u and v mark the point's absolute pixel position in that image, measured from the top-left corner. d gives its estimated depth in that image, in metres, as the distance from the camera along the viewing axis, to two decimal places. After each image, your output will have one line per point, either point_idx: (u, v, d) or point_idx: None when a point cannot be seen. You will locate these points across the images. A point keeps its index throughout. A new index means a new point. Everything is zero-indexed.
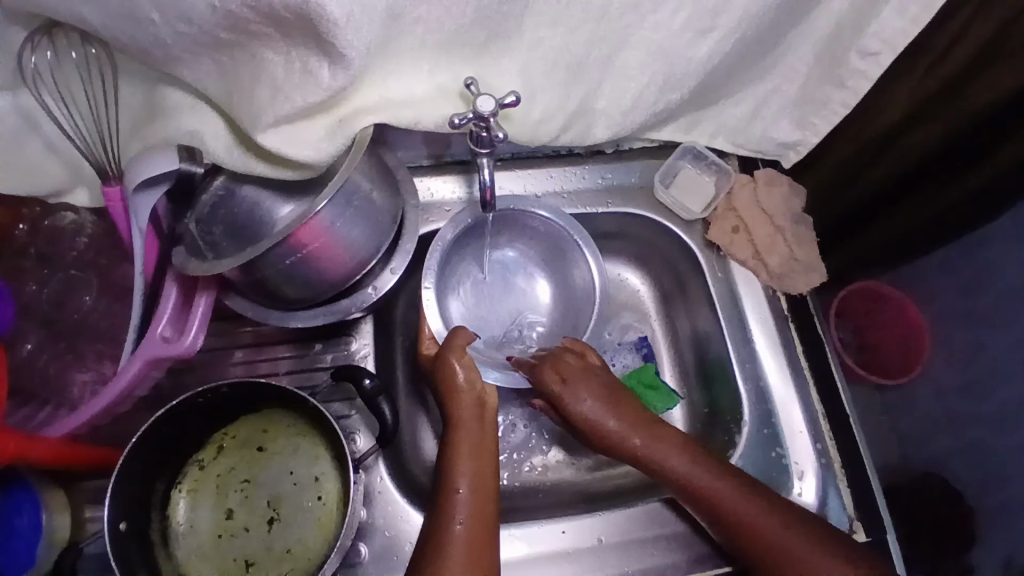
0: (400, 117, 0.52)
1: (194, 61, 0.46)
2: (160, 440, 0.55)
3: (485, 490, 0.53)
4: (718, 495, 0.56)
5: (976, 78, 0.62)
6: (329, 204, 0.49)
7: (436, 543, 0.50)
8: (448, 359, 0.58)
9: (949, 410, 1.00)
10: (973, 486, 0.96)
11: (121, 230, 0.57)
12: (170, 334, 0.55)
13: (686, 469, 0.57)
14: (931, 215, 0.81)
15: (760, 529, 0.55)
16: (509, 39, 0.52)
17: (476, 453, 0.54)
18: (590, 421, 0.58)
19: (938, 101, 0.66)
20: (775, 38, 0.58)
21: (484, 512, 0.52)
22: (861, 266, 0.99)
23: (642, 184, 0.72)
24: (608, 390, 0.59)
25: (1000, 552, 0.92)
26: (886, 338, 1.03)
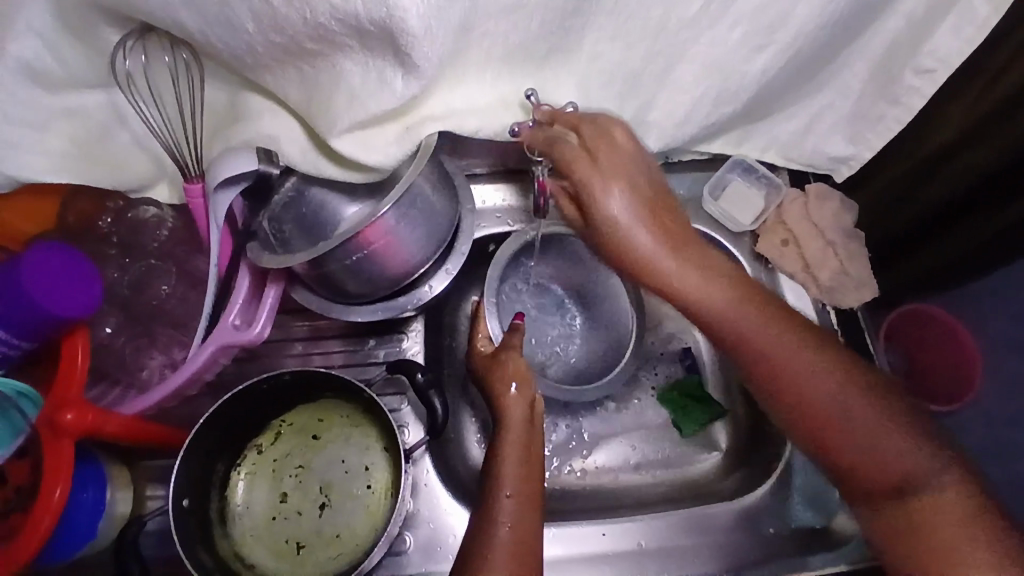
0: (462, 126, 0.54)
1: (279, 69, 0.50)
2: (224, 422, 0.58)
3: (531, 495, 0.54)
4: (808, 385, 0.56)
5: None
6: (394, 207, 0.51)
7: (483, 547, 0.51)
8: (510, 360, 0.61)
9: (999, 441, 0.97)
10: None
11: (199, 224, 0.61)
12: (240, 322, 0.59)
13: (781, 349, 0.56)
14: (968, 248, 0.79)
15: (859, 426, 0.55)
16: (569, 52, 0.55)
17: (525, 457, 0.56)
18: (609, 215, 0.57)
19: (995, 120, 0.65)
20: (830, 55, 0.59)
21: (527, 517, 0.53)
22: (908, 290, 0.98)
23: (691, 196, 0.73)
24: (632, 181, 0.56)
25: None
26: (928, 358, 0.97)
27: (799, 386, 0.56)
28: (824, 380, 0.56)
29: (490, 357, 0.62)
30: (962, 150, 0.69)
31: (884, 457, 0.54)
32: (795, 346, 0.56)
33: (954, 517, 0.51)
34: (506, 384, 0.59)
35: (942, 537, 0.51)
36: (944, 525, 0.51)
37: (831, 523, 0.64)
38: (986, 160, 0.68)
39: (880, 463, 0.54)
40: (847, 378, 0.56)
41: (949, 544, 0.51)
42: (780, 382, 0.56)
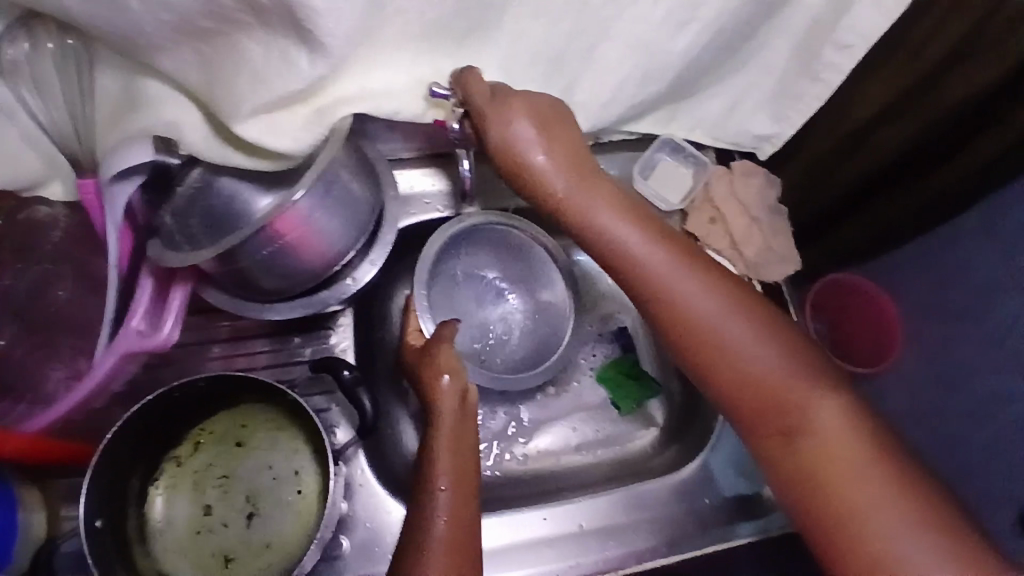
0: (380, 108, 0.51)
1: (173, 49, 0.45)
2: (135, 435, 0.54)
3: (466, 486, 0.53)
4: (701, 321, 0.52)
5: (945, 78, 0.66)
6: (307, 195, 0.47)
7: (419, 544, 0.50)
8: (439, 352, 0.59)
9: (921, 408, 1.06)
10: None
11: (95, 221, 0.55)
12: (146, 327, 0.54)
13: (677, 279, 0.53)
14: (896, 220, 0.85)
15: (752, 362, 0.51)
16: (491, 30, 0.52)
17: (458, 448, 0.55)
18: (514, 150, 0.53)
19: (914, 94, 0.69)
20: (752, 33, 0.59)
21: (464, 511, 0.52)
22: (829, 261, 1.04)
23: (621, 176, 0.73)
24: (538, 113, 0.52)
25: None
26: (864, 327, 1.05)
27: (686, 322, 0.52)
28: (721, 316, 0.52)
29: (421, 350, 0.61)
30: (882, 124, 0.73)
31: (778, 396, 0.50)
32: (692, 279, 0.53)
33: (841, 460, 0.48)
34: (438, 375, 0.58)
35: (829, 480, 0.48)
36: (834, 467, 0.48)
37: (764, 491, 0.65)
38: (903, 133, 0.73)
39: (768, 402, 0.50)
40: (743, 316, 0.52)
41: (835, 486, 0.47)
42: (674, 318, 0.53)
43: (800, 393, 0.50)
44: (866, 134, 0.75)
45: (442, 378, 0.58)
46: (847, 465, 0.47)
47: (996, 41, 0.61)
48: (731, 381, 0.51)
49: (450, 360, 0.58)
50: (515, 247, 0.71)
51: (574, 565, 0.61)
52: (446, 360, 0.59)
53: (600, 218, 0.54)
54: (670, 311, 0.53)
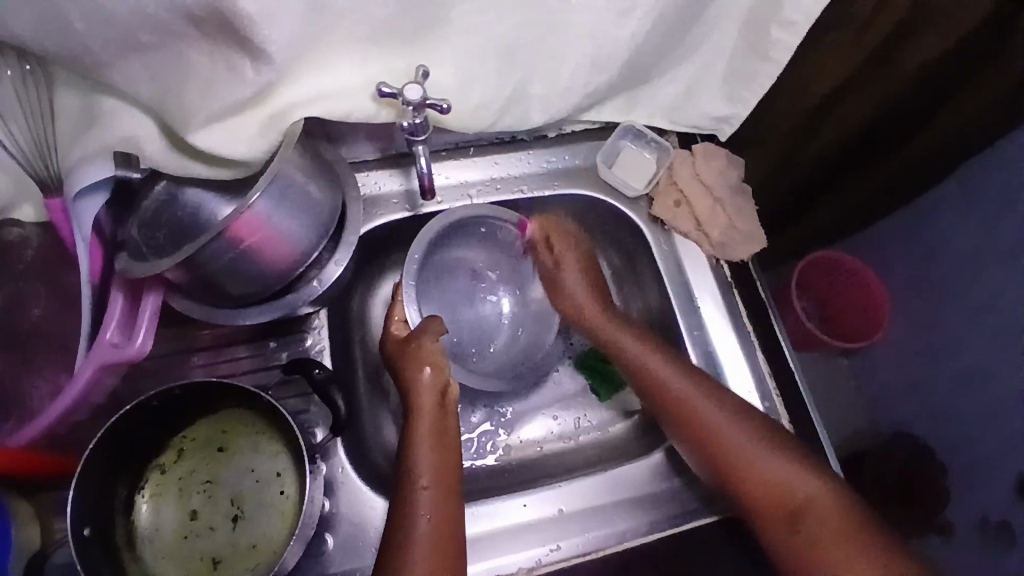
0: (331, 110, 0.53)
1: (124, 66, 0.46)
2: (117, 445, 0.55)
3: (448, 482, 0.55)
4: (695, 400, 0.62)
5: (901, 46, 0.66)
6: (263, 196, 0.49)
7: (400, 540, 0.52)
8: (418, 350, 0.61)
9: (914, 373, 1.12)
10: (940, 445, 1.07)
11: (66, 238, 0.56)
12: (119, 339, 0.54)
13: (689, 389, 0.62)
14: (872, 189, 0.88)
15: (761, 463, 0.59)
16: (438, 28, 0.53)
17: (438, 448, 0.57)
18: (557, 279, 0.73)
19: (873, 63, 0.68)
20: (697, 15, 0.60)
21: (445, 508, 0.54)
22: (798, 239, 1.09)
23: (586, 166, 0.74)
24: (583, 261, 0.72)
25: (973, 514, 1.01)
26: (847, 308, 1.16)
27: (700, 425, 0.61)
28: (726, 421, 0.61)
29: (404, 339, 0.62)
30: (846, 96, 0.74)
31: (759, 462, 0.59)
32: (699, 386, 0.62)
33: (836, 529, 0.56)
34: (420, 367, 0.60)
35: (823, 549, 0.56)
36: (814, 518, 0.57)
37: None
38: (865, 104, 0.74)
39: (773, 486, 0.59)
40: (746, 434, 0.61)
41: (811, 533, 0.57)
42: (673, 404, 0.63)
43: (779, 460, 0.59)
44: (828, 107, 0.75)
45: (423, 372, 0.60)
46: (839, 533, 0.56)
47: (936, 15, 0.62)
48: (728, 453, 0.60)
49: (432, 358, 0.60)
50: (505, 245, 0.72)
51: (556, 548, 0.61)
52: (426, 358, 0.60)
53: (629, 353, 0.67)
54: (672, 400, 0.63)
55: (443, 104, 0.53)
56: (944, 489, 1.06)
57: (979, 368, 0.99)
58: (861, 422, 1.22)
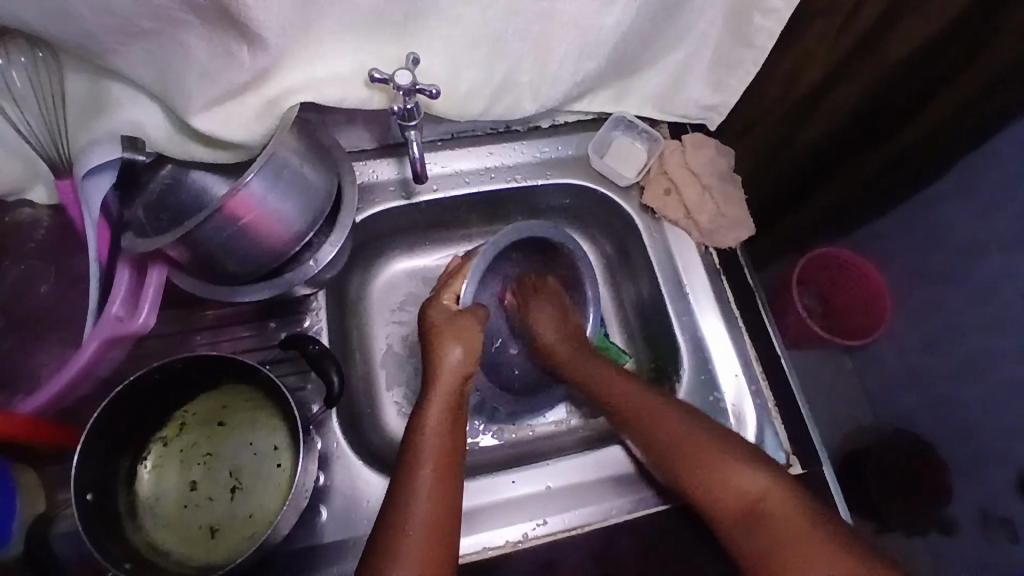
0: (325, 96, 0.56)
1: (127, 53, 0.48)
2: (121, 417, 0.57)
3: (450, 469, 0.55)
4: (652, 413, 0.61)
5: (891, 34, 0.67)
6: (258, 176, 0.51)
7: (401, 487, 0.53)
8: (452, 320, 0.63)
9: (915, 365, 1.14)
10: (943, 440, 1.12)
11: (76, 220, 0.59)
12: (124, 313, 0.57)
13: (648, 401, 0.62)
14: (873, 174, 0.90)
15: (724, 466, 0.56)
16: (428, 18, 0.55)
17: (443, 437, 0.56)
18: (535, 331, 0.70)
19: (862, 50, 0.70)
20: (680, 4, 0.61)
21: (449, 462, 0.55)
22: (802, 237, 1.11)
23: (578, 155, 0.76)
24: (558, 308, 0.70)
25: (977, 505, 1.07)
26: (851, 302, 1.16)
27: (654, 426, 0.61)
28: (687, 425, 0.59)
29: (448, 314, 0.64)
30: (840, 83, 0.74)
31: (716, 467, 0.56)
32: (655, 398, 0.63)
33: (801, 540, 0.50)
34: (445, 346, 0.61)
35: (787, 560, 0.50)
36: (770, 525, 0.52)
37: None
38: (856, 91, 0.75)
39: (735, 497, 0.54)
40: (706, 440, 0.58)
41: (770, 539, 0.52)
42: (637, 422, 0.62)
43: (729, 466, 0.56)
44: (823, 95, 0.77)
45: (449, 351, 0.61)
46: (807, 542, 0.50)
47: (920, 5, 0.63)
48: (684, 465, 0.58)
49: (464, 329, 0.62)
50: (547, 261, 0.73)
51: (543, 523, 0.62)
52: (459, 327, 0.62)
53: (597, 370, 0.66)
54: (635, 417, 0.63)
55: (433, 88, 0.55)
56: (946, 481, 1.11)
57: (980, 359, 1.01)
58: (865, 416, 1.26)
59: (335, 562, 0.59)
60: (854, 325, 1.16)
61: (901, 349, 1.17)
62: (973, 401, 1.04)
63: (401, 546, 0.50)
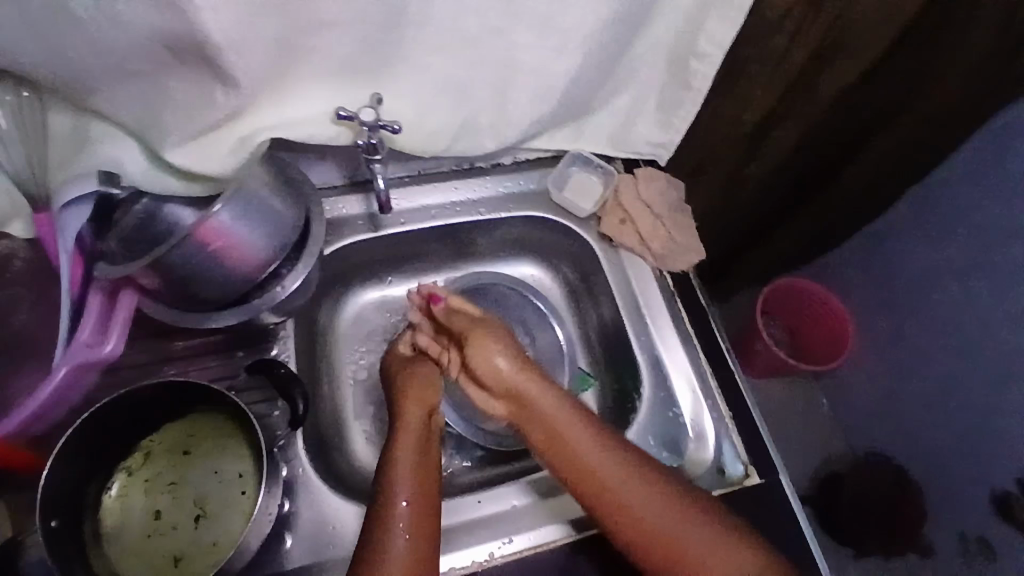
0: (296, 133, 0.60)
1: (111, 94, 0.52)
2: (83, 447, 0.57)
3: (425, 528, 0.55)
4: (607, 477, 0.58)
5: (823, 71, 0.72)
6: (227, 206, 0.54)
7: (374, 551, 0.53)
8: (414, 384, 0.65)
9: (884, 394, 1.17)
10: (916, 467, 1.14)
11: (50, 251, 0.61)
12: (93, 340, 0.59)
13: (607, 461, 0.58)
14: (820, 207, 0.96)
15: (683, 537, 0.56)
16: (393, 63, 0.60)
17: (419, 493, 0.56)
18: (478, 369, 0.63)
19: (795, 91, 0.76)
20: (624, 49, 0.67)
21: (422, 522, 0.55)
22: (761, 271, 1.17)
23: (539, 189, 0.80)
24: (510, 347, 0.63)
25: (954, 531, 1.09)
26: (813, 333, 1.19)
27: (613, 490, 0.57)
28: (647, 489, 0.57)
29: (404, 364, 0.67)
30: (778, 123, 0.80)
31: (673, 534, 0.56)
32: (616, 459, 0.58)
33: None
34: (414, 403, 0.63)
35: None
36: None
37: (684, 461, 0.69)
38: (796, 129, 0.81)
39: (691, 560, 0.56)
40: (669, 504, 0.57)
41: None
42: (578, 474, 0.58)
43: (696, 532, 0.56)
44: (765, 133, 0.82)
45: (416, 408, 0.62)
46: None
47: (845, 47, 0.69)
48: (644, 533, 0.56)
49: (420, 392, 0.64)
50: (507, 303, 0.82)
51: (510, 541, 0.63)
52: (417, 390, 0.64)
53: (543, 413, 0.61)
54: (594, 484, 0.58)
55: (395, 125, 0.60)
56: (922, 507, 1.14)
57: (941, 386, 1.04)
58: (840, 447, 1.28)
59: None
60: (820, 354, 1.19)
61: (868, 377, 1.19)
62: (939, 427, 1.07)
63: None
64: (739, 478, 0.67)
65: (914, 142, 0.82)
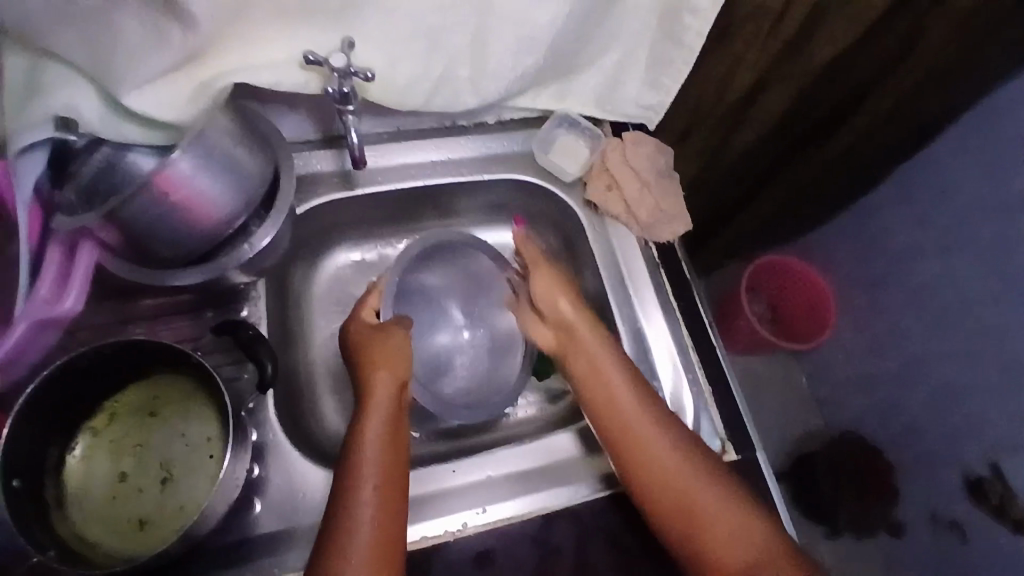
0: (261, 80, 0.57)
1: (62, 33, 0.48)
2: (44, 406, 0.55)
3: (394, 490, 0.54)
4: (630, 418, 0.61)
5: (813, 36, 0.70)
6: (185, 155, 0.52)
7: (344, 501, 0.52)
8: (380, 343, 0.63)
9: (860, 372, 1.17)
10: (887, 444, 1.14)
11: (6, 199, 0.57)
12: (50, 295, 0.58)
13: (621, 388, 0.62)
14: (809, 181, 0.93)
15: (679, 480, 0.58)
16: (365, 9, 0.56)
17: (387, 453, 0.56)
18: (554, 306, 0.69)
19: (787, 56, 0.73)
20: (611, 2, 0.64)
21: (390, 474, 0.54)
22: (746, 245, 1.15)
23: (523, 151, 0.77)
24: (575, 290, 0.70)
25: (923, 507, 1.09)
26: (799, 309, 1.18)
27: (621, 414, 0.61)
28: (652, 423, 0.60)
29: (373, 329, 0.64)
30: (765, 89, 0.78)
31: (666, 475, 0.58)
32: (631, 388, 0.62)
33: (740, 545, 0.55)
34: (379, 365, 0.61)
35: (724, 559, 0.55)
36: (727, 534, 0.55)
37: None
38: (785, 95, 0.78)
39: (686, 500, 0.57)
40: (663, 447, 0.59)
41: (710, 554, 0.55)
42: (599, 395, 0.63)
43: (690, 476, 0.58)
44: (750, 99, 0.80)
45: (380, 371, 0.61)
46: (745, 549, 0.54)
47: (839, 7, 0.66)
48: (648, 464, 0.59)
49: (388, 353, 0.62)
50: (460, 262, 0.74)
51: (483, 511, 0.62)
52: (382, 350, 0.62)
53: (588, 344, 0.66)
54: (608, 411, 0.62)
55: (367, 73, 0.57)
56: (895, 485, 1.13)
57: (920, 363, 1.04)
58: (818, 423, 1.29)
59: (269, 554, 0.58)
60: (800, 330, 1.18)
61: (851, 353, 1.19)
62: (919, 404, 1.07)
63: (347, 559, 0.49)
64: (716, 454, 0.67)
65: (893, 120, 0.80)
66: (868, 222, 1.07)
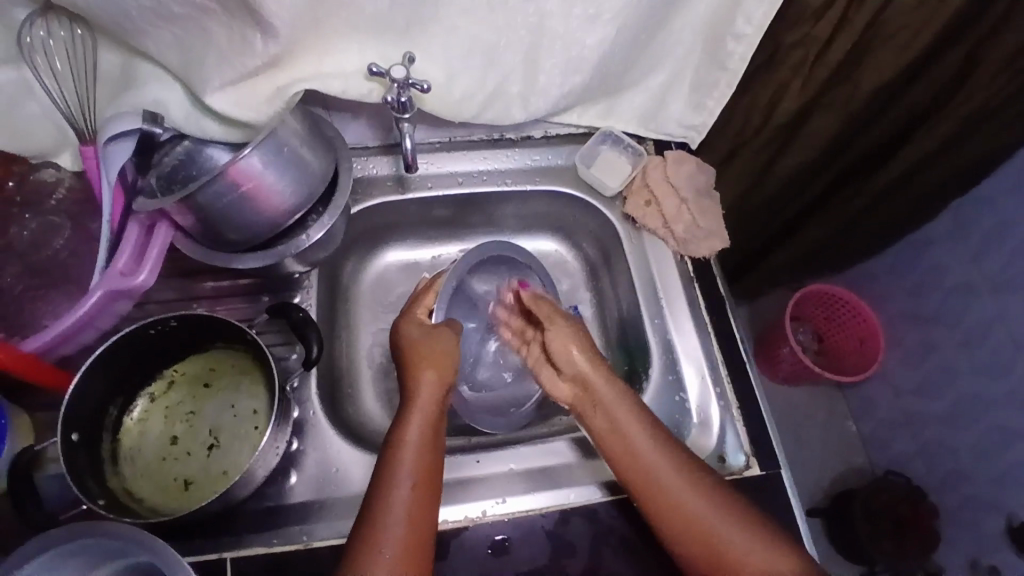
0: (329, 86, 0.62)
1: (156, 34, 0.54)
2: (115, 364, 0.61)
3: (426, 493, 0.56)
4: (661, 456, 0.59)
5: (861, 64, 0.70)
6: (257, 151, 0.56)
7: (379, 501, 0.54)
8: (426, 349, 0.63)
9: (906, 409, 1.14)
10: (935, 487, 1.10)
11: (94, 185, 0.63)
12: (127, 269, 0.62)
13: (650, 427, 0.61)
14: (857, 211, 0.92)
15: (709, 519, 0.57)
16: (427, 24, 0.61)
17: (419, 461, 0.57)
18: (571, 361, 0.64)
19: (834, 83, 0.74)
20: (659, 26, 0.67)
21: (426, 477, 0.56)
22: (789, 275, 1.14)
23: (567, 164, 0.80)
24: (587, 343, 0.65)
25: (965, 553, 1.05)
26: (844, 342, 1.16)
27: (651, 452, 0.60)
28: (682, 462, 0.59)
29: (424, 330, 0.64)
30: (811, 117, 0.79)
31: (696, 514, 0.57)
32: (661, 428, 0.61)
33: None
34: (420, 373, 0.62)
35: None
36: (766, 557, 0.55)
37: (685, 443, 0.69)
38: (831, 123, 0.79)
39: (715, 540, 0.56)
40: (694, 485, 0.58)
41: None
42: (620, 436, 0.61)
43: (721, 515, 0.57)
44: (795, 126, 0.81)
45: (421, 380, 0.61)
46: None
47: (889, 37, 0.67)
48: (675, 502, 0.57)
49: (435, 355, 0.62)
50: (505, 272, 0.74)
51: (503, 502, 0.64)
52: (431, 352, 0.63)
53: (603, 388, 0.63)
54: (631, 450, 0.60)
55: (424, 84, 0.62)
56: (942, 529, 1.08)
57: (969, 406, 1.01)
58: (858, 459, 1.25)
59: (299, 522, 0.61)
60: (842, 363, 1.16)
61: (894, 390, 1.16)
62: (963, 447, 1.03)
63: (380, 555, 0.52)
64: (739, 468, 0.67)
65: (951, 152, 0.79)
66: (919, 257, 1.05)
